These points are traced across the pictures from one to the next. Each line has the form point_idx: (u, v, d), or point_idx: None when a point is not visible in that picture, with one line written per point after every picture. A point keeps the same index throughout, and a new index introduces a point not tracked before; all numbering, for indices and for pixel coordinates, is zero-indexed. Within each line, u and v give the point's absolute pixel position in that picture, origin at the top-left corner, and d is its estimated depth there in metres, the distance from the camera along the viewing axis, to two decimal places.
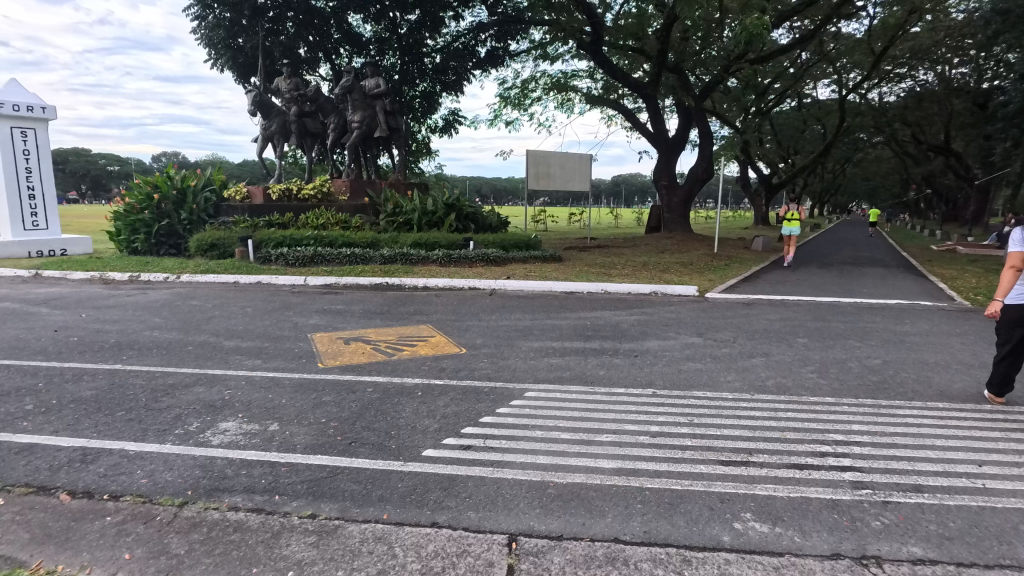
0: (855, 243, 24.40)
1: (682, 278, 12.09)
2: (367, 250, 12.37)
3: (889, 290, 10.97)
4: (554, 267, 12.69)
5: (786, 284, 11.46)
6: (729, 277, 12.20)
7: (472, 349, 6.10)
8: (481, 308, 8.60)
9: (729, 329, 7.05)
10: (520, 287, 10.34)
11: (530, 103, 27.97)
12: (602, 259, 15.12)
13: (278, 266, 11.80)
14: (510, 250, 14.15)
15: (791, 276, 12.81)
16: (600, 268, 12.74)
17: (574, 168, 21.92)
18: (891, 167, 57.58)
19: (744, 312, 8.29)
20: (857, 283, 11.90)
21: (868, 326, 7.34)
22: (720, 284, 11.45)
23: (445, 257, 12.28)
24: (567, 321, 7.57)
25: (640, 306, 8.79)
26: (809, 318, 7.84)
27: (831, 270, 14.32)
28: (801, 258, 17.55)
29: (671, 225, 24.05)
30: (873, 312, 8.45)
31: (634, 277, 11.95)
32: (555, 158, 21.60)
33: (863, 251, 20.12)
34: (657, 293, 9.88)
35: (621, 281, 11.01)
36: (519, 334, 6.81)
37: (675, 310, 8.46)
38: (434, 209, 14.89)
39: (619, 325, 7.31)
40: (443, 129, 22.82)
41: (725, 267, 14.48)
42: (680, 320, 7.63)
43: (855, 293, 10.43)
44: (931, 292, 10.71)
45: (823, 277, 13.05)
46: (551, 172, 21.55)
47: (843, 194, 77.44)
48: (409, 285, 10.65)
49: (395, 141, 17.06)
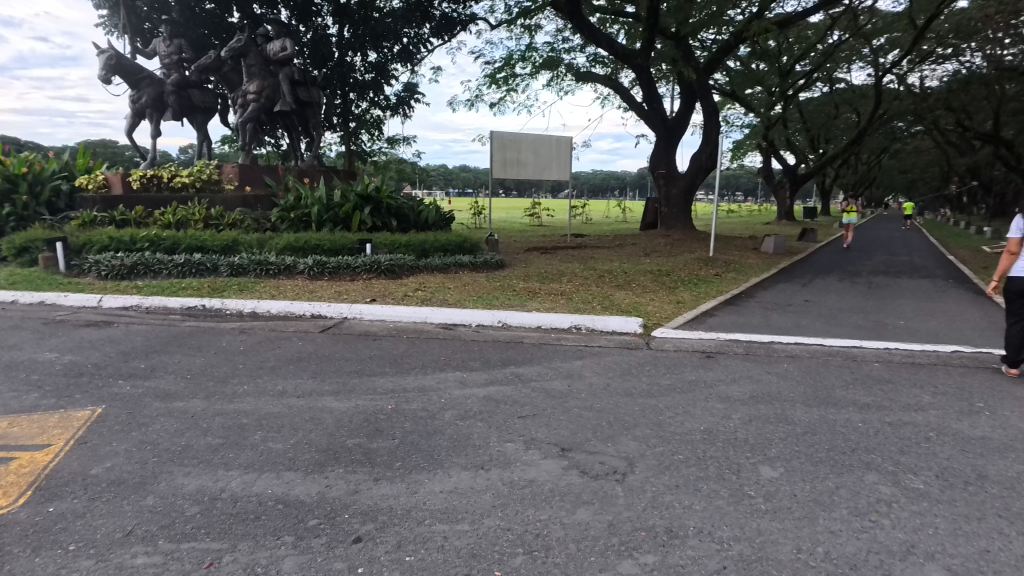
0: (890, 244, 20.45)
1: (642, 296, 8.60)
2: (215, 256, 9.09)
3: (938, 322, 7.34)
4: (471, 279, 9.23)
5: (786, 308, 7.91)
6: (707, 297, 8.69)
7: (35, 505, 2.86)
8: (262, 359, 5.29)
9: (633, 436, 3.61)
10: (383, 315, 6.96)
11: (512, 80, 24.38)
12: (555, 266, 11.66)
13: (86, 280, 8.63)
14: (429, 255, 10.72)
15: (797, 294, 9.21)
16: (536, 282, 9.25)
17: (550, 154, 18.15)
18: (932, 159, 52.56)
19: (688, 376, 4.82)
20: (891, 308, 8.28)
21: (907, 421, 3.89)
22: (688, 309, 7.93)
23: (317, 267, 8.90)
24: (356, 400, 4.24)
25: (527, 358, 5.36)
26: (800, 397, 4.36)
27: (855, 284, 10.63)
28: (819, 264, 13.86)
29: (670, 222, 20.29)
30: (916, 376, 4.92)
31: (572, 293, 8.46)
32: (527, 142, 17.80)
33: (898, 255, 16.29)
34: (578, 329, 6.44)
35: (542, 305, 7.55)
36: (214, 445, 3.51)
37: (576, 368, 5.01)
38: (338, 202, 11.59)
39: (436, 417, 3.92)
40: (398, 107, 19.57)
41: (716, 278, 10.82)
42: (560, 402, 4.20)
43: (886, 328, 6.85)
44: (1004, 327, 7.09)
45: (844, 294, 9.43)
46: (523, 158, 17.70)
47: (880, 187, 72.15)
48: (233, 309, 7.35)
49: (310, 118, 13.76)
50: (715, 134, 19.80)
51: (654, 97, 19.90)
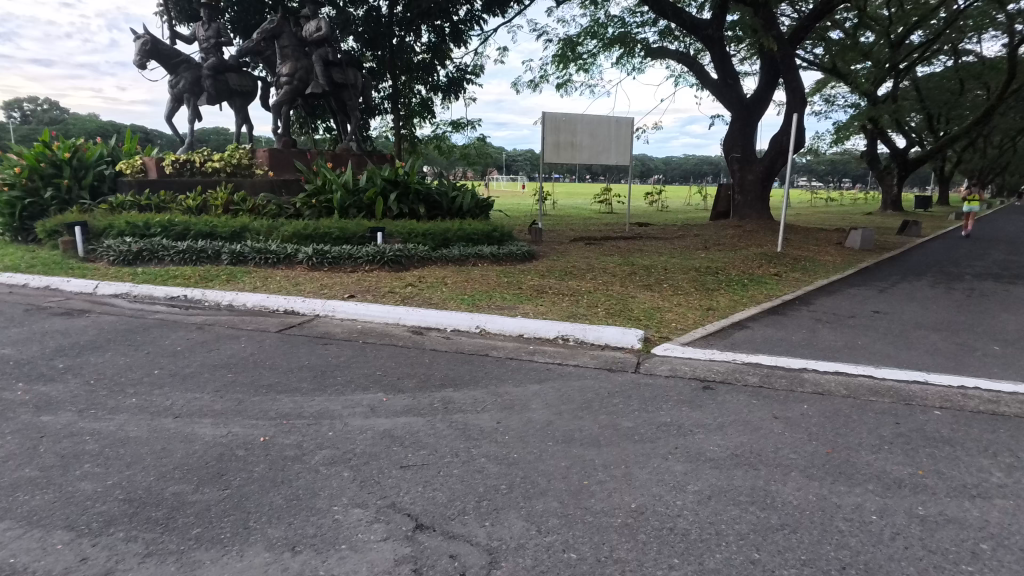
0: (1013, 240, 17.41)
1: (670, 298, 7.34)
2: (221, 243, 8.78)
3: None
4: (481, 272, 8.34)
5: (843, 323, 6.41)
6: (749, 303, 7.28)
7: None
8: (182, 365, 4.72)
9: (525, 511, 2.64)
10: (355, 314, 6.22)
11: (578, 59, 23.00)
12: (589, 259, 10.51)
13: (95, 265, 8.58)
14: (449, 245, 9.90)
15: (866, 302, 7.59)
16: (553, 279, 8.20)
17: (607, 135, 16.71)
18: None
19: (661, 415, 3.71)
20: (989, 325, 6.54)
21: (949, 517, 2.63)
22: (719, 315, 6.61)
23: (317, 257, 8.35)
24: (229, 429, 3.51)
25: (475, 376, 4.43)
26: (799, 458, 3.17)
27: (950, 291, 8.70)
28: (912, 263, 11.79)
29: (743, 211, 18.29)
30: (990, 435, 3.53)
31: (586, 292, 7.35)
32: (583, 124, 16.50)
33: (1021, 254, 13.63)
34: (562, 340, 5.41)
35: (540, 305, 6.53)
36: (15, 485, 2.89)
37: (522, 396, 4.03)
38: (362, 186, 11.02)
39: (301, 460, 3.13)
40: (452, 89, 18.87)
41: (775, 278, 9.24)
42: (466, 447, 3.27)
43: (970, 356, 5.28)
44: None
45: (930, 304, 7.67)
46: (577, 141, 16.45)
47: (1015, 174, 63.58)
48: (211, 301, 6.91)
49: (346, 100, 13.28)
50: (800, 112, 17.52)
51: (730, 72, 17.89)
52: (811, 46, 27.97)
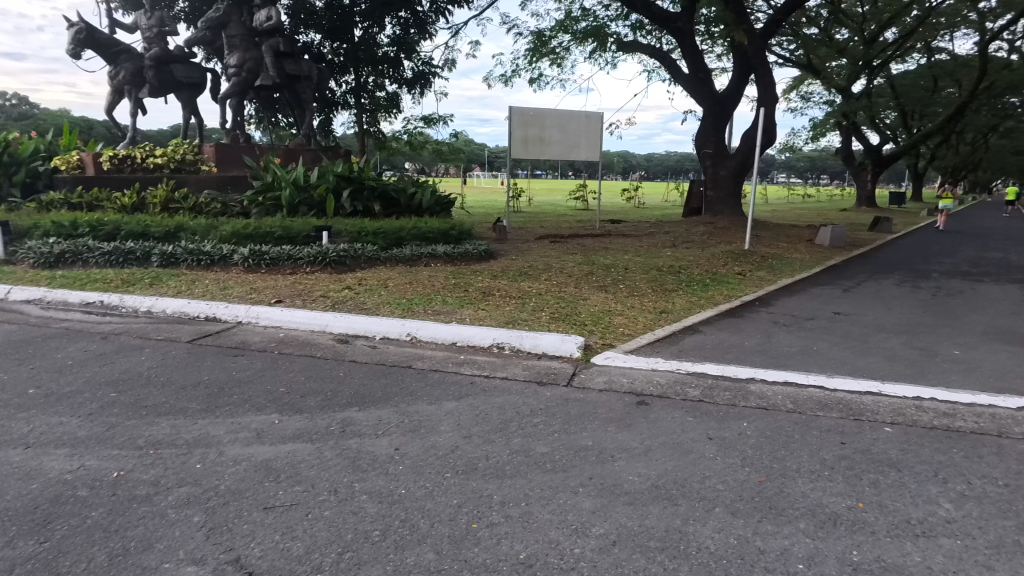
0: (983, 236, 17.35)
1: (625, 300, 6.95)
2: (152, 244, 8.23)
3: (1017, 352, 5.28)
4: (430, 274, 7.88)
5: (802, 326, 6.06)
6: (707, 305, 6.91)
7: None
8: (65, 382, 4.23)
9: (391, 567, 2.22)
10: (280, 321, 5.74)
11: (550, 54, 22.56)
12: (550, 258, 10.10)
13: (15, 268, 8.00)
14: (402, 244, 9.44)
15: (830, 302, 7.27)
16: (505, 280, 7.78)
17: (576, 131, 16.27)
18: None
19: (582, 438, 3.31)
20: (954, 326, 6.24)
21: (885, 564, 2.27)
22: (673, 318, 6.23)
23: (254, 258, 7.85)
24: (81, 462, 3.05)
25: (388, 393, 3.99)
26: (726, 489, 2.79)
27: (917, 290, 8.43)
28: (880, 260, 11.55)
29: (716, 208, 17.87)
30: (940, 456, 3.18)
31: (537, 295, 6.93)
32: (552, 119, 16.00)
33: (990, 251, 13.50)
34: (498, 349, 4.99)
35: (482, 309, 6.09)
36: None
37: (433, 417, 3.61)
38: (313, 183, 10.51)
39: (150, 501, 2.69)
40: (418, 83, 18.32)
41: (739, 277, 8.92)
42: (349, 481, 2.85)
43: (930, 362, 4.95)
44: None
45: (895, 304, 7.37)
46: (546, 136, 15.93)
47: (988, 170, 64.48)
48: (128, 308, 6.38)
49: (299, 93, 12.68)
50: (772, 107, 17.24)
51: (701, 67, 17.52)
52: (787, 42, 27.83)
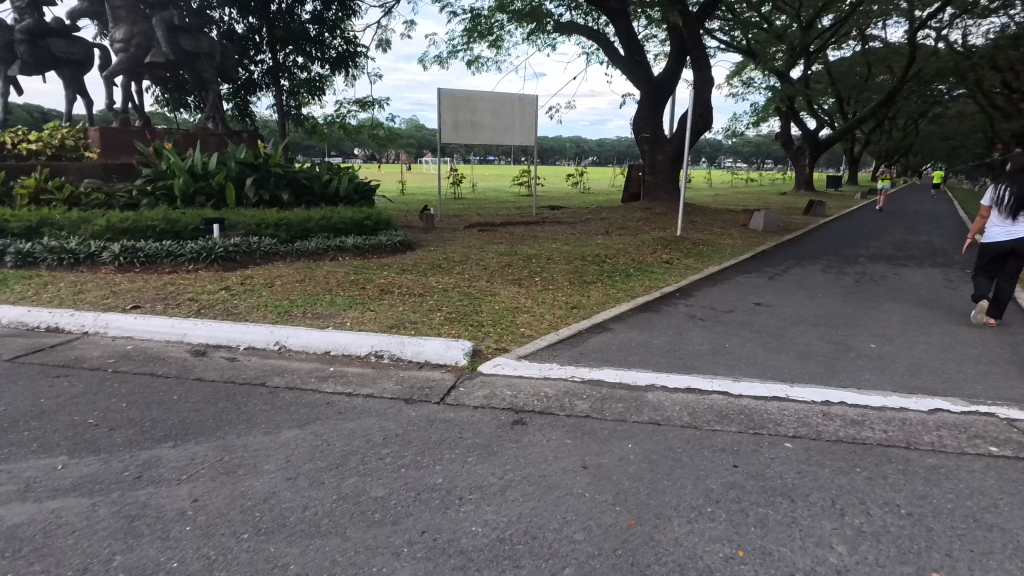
0: (911, 219, 17.70)
1: (538, 293, 6.45)
2: (9, 241, 7.23)
3: (933, 343, 5.03)
4: (330, 270, 7.19)
5: (718, 320, 5.68)
6: (624, 298, 6.47)
7: None
8: None
9: None
10: (131, 331, 4.98)
11: (487, 36, 21.80)
12: (472, 248, 9.51)
13: None
14: (308, 236, 8.68)
15: (752, 292, 6.94)
16: (412, 275, 7.17)
17: (510, 114, 15.68)
18: (975, 125, 48.21)
19: (431, 474, 2.76)
20: (872, 316, 6.00)
21: None
22: (584, 314, 5.76)
23: (128, 255, 6.99)
24: None
25: (220, 422, 3.35)
26: (584, 541, 2.30)
27: (841, 277, 8.25)
28: (810, 245, 11.45)
29: (654, 193, 17.56)
30: (840, 478, 2.78)
31: (441, 291, 6.34)
32: (483, 102, 15.33)
33: (917, 234, 13.65)
34: (375, 359, 4.40)
35: (373, 309, 5.46)
36: None
37: (259, 453, 2.99)
38: (210, 171, 9.58)
39: None
40: (344, 64, 17.29)
41: (664, 265, 8.55)
42: (108, 555, 2.22)
43: (844, 358, 4.63)
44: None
45: (817, 292, 7.13)
46: (478, 120, 15.28)
47: (918, 155, 67.31)
48: None
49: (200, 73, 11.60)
50: (708, 91, 17.00)
51: (637, 48, 17.08)
52: (726, 27, 27.85)
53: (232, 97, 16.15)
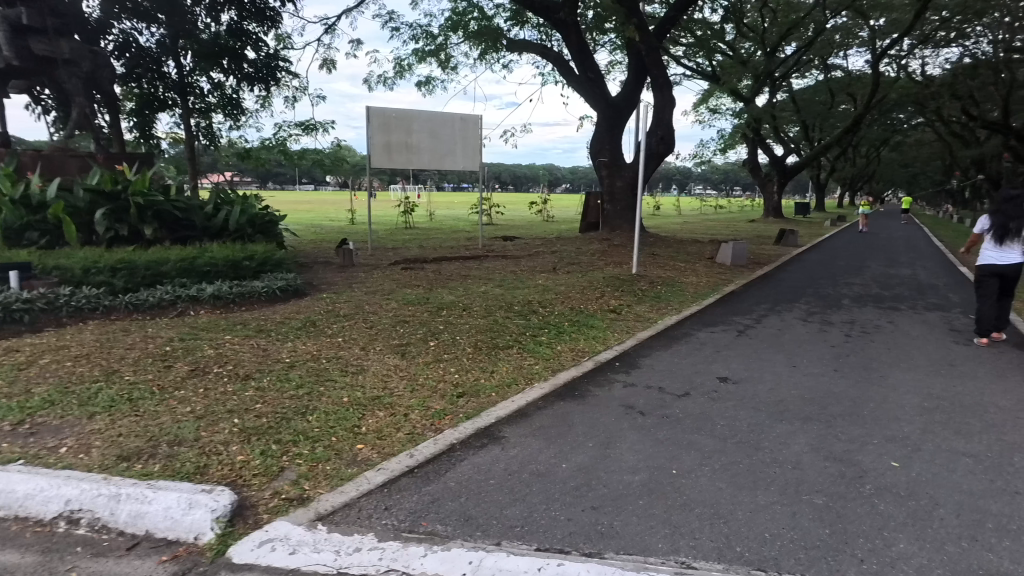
0: (887, 249, 16.47)
1: (420, 369, 4.62)
2: None
3: (983, 457, 3.31)
4: (148, 334, 5.30)
5: (665, 412, 3.88)
6: (542, 372, 4.66)
7: None
8: None
9: None
10: None
11: (436, 55, 20.25)
12: (374, 295, 7.64)
13: None
14: (157, 283, 6.76)
15: (717, 358, 5.18)
16: (262, 339, 5.31)
17: (450, 136, 14.02)
18: (936, 153, 48.71)
19: None
20: (881, 396, 4.27)
21: None
22: (474, 406, 3.94)
23: None
24: None
25: None
26: None
27: (825, 328, 6.60)
28: (784, 282, 9.87)
29: (614, 223, 15.96)
30: None
31: (281, 369, 4.48)
32: (420, 121, 13.64)
33: (898, 267, 12.27)
34: (59, 530, 2.53)
35: (145, 410, 3.60)
36: None
37: None
38: (46, 200, 7.63)
39: None
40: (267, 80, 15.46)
41: (610, 315, 6.80)
42: None
43: (857, 498, 2.85)
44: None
45: (800, 353, 5.41)
46: (413, 142, 13.59)
47: (880, 182, 68.26)
48: None
49: (62, 82, 9.68)
50: (670, 112, 15.50)
51: (590, 65, 15.69)
52: (689, 52, 27.03)
53: (133, 115, 14.20)
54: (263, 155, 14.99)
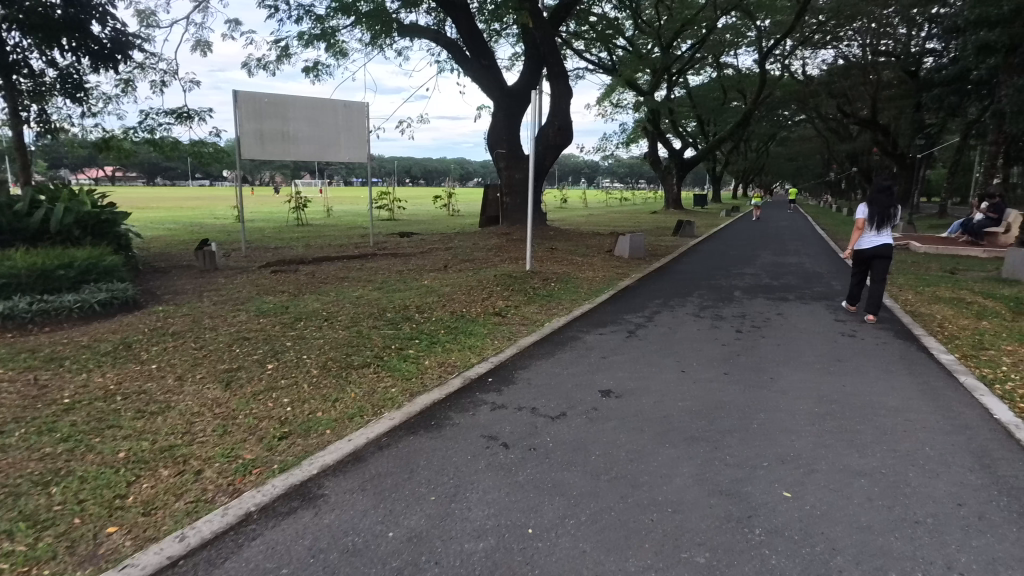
0: (777, 239, 17.06)
1: (242, 404, 3.73)
2: None
3: (878, 476, 2.93)
4: None
5: (533, 442, 3.26)
6: (397, 397, 3.90)
7: None
8: None
9: None
10: None
11: (322, 39, 18.81)
12: (225, 305, 6.56)
13: None
14: None
15: (602, 365, 4.65)
16: (44, 373, 4.20)
17: (333, 124, 12.87)
18: (816, 147, 52.41)
19: None
20: (771, 404, 3.88)
21: None
22: (296, 452, 3.13)
23: None
24: None
25: None
26: None
27: (716, 324, 6.30)
28: (679, 275, 9.69)
29: (513, 217, 15.38)
30: None
31: (48, 416, 3.45)
32: (296, 108, 12.38)
33: (787, 256, 12.56)
34: None
35: None
36: None
37: None
38: None
39: None
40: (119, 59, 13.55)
41: (494, 320, 6.13)
42: None
43: (744, 550, 2.33)
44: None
45: (690, 355, 5.00)
46: (289, 132, 12.31)
47: (770, 175, 72.79)
48: None
49: None
50: (567, 103, 15.11)
51: (484, 52, 14.99)
52: (588, 45, 27.05)
53: None
54: (125, 145, 12.90)
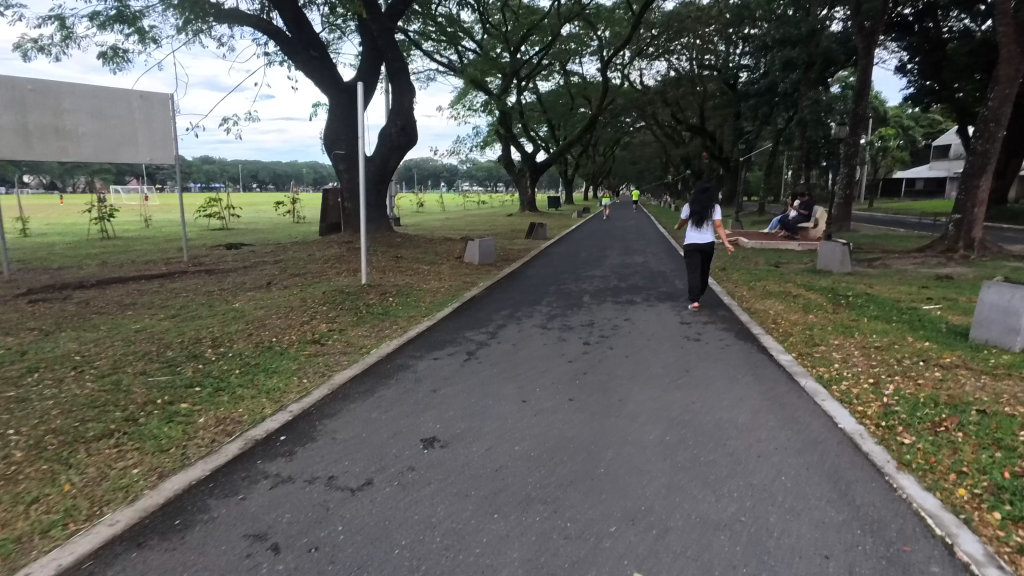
0: (624, 238, 17.60)
1: None
2: None
3: (736, 529, 2.46)
4: None
5: (316, 538, 2.39)
6: (136, 485, 2.79)
7: None
8: None
9: None
10: None
11: (121, 22, 16.09)
12: None
13: None
14: None
15: (430, 402, 3.87)
16: None
17: (128, 117, 10.49)
18: (655, 152, 56.56)
19: None
20: (619, 436, 3.35)
21: None
22: None
23: None
24: None
25: None
26: None
27: (564, 336, 5.80)
28: (529, 280, 9.24)
29: (356, 224, 14.15)
30: None
31: None
32: (75, 97, 9.88)
33: (633, 256, 12.78)
34: None
35: None
36: None
37: None
38: None
39: None
40: None
41: (308, 350, 5.08)
42: None
43: None
44: (903, 528, 2.49)
45: (532, 378, 4.38)
46: (69, 125, 9.77)
47: (616, 177, 77.53)
48: None
49: None
50: (408, 102, 14.14)
51: (313, 43, 13.54)
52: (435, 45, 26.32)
53: None
54: None
